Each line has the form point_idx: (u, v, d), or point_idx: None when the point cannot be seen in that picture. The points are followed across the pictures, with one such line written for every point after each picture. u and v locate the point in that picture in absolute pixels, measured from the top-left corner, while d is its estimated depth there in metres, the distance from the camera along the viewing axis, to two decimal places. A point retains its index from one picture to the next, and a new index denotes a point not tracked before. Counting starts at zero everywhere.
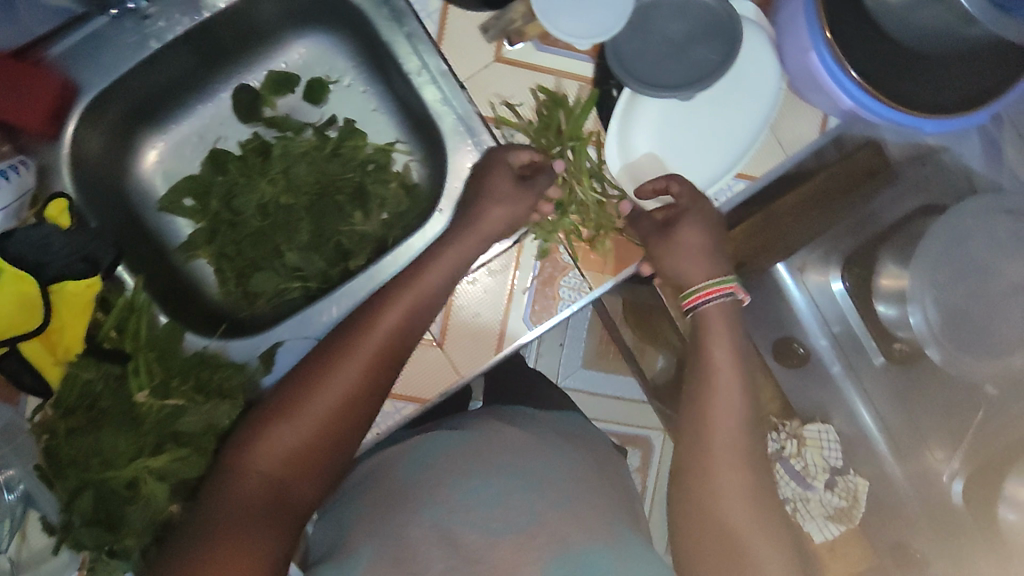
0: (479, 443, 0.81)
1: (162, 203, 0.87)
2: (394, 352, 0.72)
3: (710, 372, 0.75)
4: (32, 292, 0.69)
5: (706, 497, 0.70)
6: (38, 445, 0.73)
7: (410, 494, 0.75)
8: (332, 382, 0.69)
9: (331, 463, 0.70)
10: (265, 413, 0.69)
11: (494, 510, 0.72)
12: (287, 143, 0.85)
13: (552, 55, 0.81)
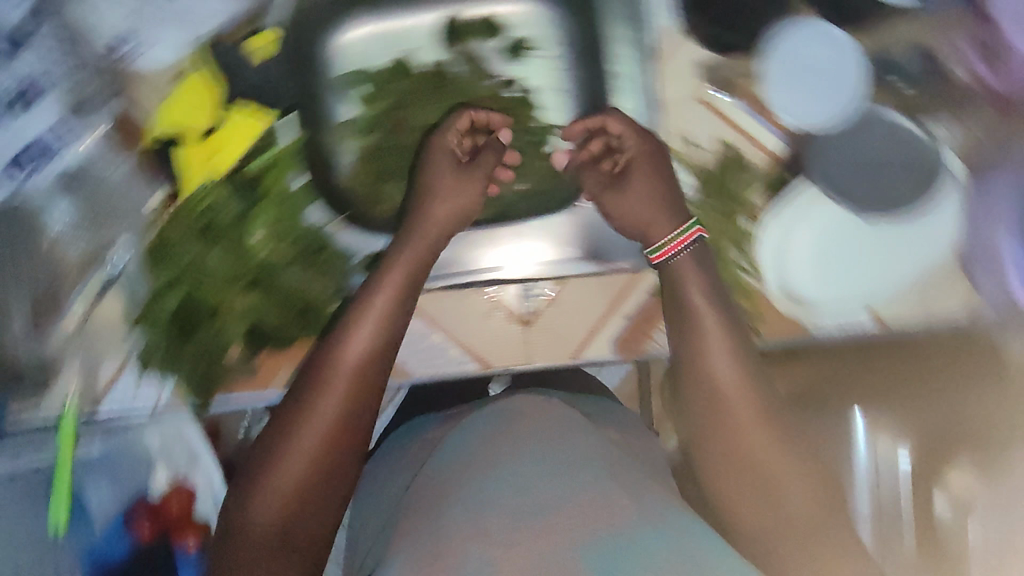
0: (496, 437, 0.67)
1: (331, 83, 0.85)
2: (372, 361, 0.64)
3: (690, 317, 0.66)
4: (213, 100, 0.79)
5: (756, 473, 0.60)
6: (150, 232, 0.77)
7: (442, 491, 0.62)
8: (317, 412, 0.61)
9: (331, 504, 0.60)
10: (257, 456, 0.61)
11: (505, 494, 0.58)
12: (464, 80, 0.84)
13: (747, 116, 0.78)
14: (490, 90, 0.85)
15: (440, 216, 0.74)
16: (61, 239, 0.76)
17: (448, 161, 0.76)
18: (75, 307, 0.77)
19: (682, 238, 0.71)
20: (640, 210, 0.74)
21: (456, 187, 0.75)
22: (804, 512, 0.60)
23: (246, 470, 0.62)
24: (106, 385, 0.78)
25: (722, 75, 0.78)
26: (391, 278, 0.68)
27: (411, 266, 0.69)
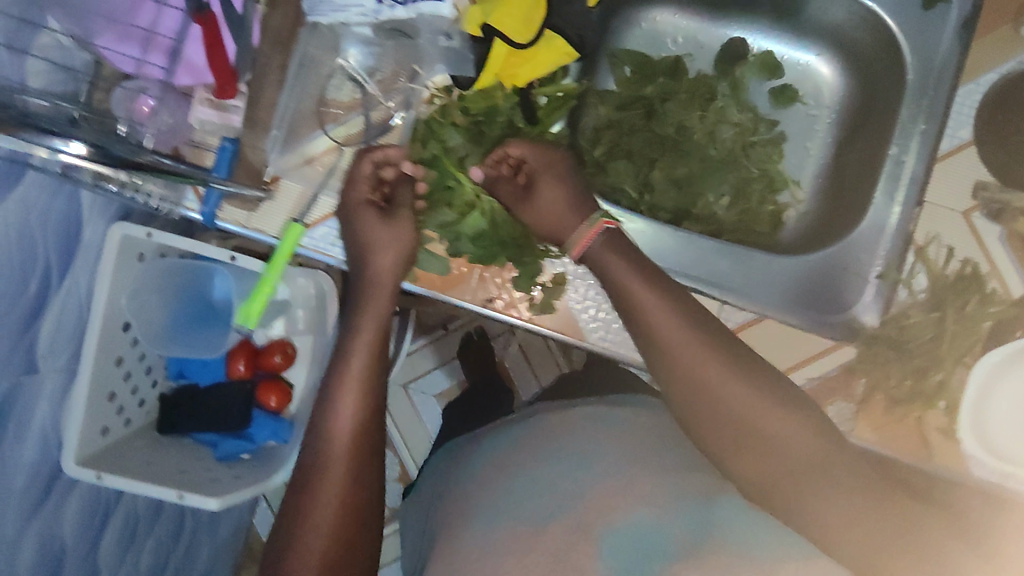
0: (509, 451, 0.78)
1: (612, 54, 0.92)
2: (367, 421, 0.72)
3: (630, 300, 0.70)
4: (537, 18, 0.74)
5: (749, 436, 0.64)
6: (427, 108, 0.81)
7: (470, 499, 0.74)
8: (322, 497, 0.67)
9: (364, 556, 0.68)
10: (274, 547, 0.66)
11: (552, 495, 0.68)
12: (729, 106, 0.90)
13: (1003, 252, 0.78)
14: (748, 120, 0.90)
15: (386, 266, 0.76)
16: (342, 78, 0.81)
17: (370, 212, 0.76)
18: (328, 135, 0.80)
19: (590, 228, 0.75)
20: (561, 212, 0.77)
21: (398, 235, 0.77)
22: (805, 455, 0.63)
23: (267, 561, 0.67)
24: (319, 218, 0.79)
25: (1000, 204, 0.77)
26: (356, 353, 0.74)
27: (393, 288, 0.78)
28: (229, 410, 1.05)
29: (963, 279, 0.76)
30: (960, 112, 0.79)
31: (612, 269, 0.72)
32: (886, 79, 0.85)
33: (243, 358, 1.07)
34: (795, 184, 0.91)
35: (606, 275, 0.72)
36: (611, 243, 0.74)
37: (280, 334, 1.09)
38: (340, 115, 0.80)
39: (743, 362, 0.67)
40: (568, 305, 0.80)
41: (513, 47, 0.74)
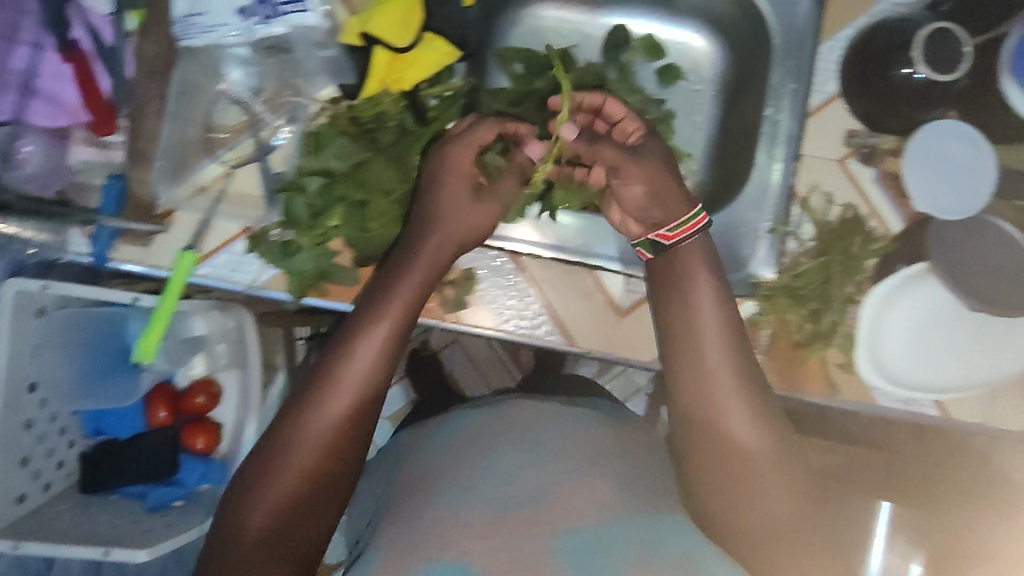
0: (469, 440, 0.81)
1: (503, 53, 0.94)
2: (374, 381, 0.71)
3: (691, 311, 0.75)
4: (415, 23, 0.75)
5: (742, 472, 0.69)
6: (314, 121, 0.79)
7: (426, 483, 0.76)
8: (315, 428, 0.68)
9: (331, 500, 0.69)
10: (261, 458, 0.69)
11: (496, 487, 0.72)
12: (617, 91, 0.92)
13: (880, 193, 0.83)
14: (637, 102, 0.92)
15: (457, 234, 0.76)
16: (225, 102, 0.79)
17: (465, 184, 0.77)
18: (219, 162, 0.78)
19: (695, 221, 0.79)
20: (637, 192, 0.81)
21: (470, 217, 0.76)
22: (779, 513, 0.68)
23: (245, 475, 0.70)
24: (218, 246, 0.78)
25: (870, 148, 0.83)
26: (384, 320, 0.72)
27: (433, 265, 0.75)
28: (155, 458, 1.03)
29: (846, 223, 0.81)
30: (825, 67, 0.84)
31: (692, 278, 0.77)
32: (759, 47, 0.90)
33: (162, 405, 1.04)
34: (687, 156, 0.94)
35: (691, 287, 0.76)
36: (705, 257, 0.78)
37: (201, 373, 1.05)
38: (230, 140, 0.79)
39: (781, 449, 0.70)
40: (480, 299, 0.84)
41: (395, 52, 0.75)
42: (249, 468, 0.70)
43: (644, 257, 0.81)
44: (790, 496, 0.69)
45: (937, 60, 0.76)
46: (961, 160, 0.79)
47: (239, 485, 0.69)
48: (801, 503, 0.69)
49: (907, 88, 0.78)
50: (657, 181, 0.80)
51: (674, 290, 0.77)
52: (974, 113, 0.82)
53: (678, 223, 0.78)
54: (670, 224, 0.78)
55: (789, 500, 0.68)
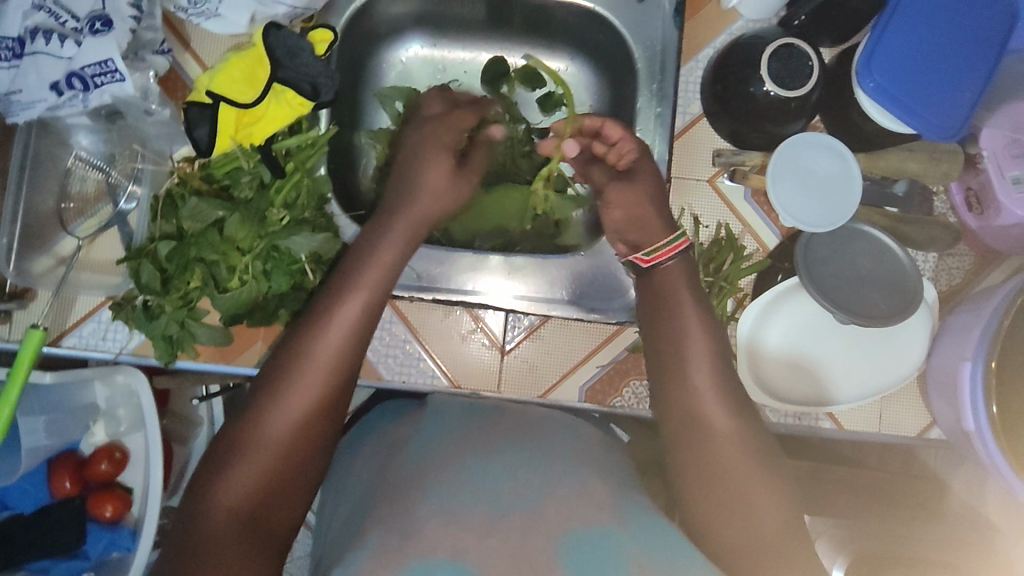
0: (456, 438, 0.71)
1: (378, 94, 0.91)
2: (353, 352, 0.66)
3: (668, 329, 0.73)
4: (262, 78, 0.75)
5: (731, 496, 0.63)
6: (168, 182, 0.78)
7: (409, 482, 0.65)
8: (290, 403, 0.63)
9: (306, 481, 0.64)
10: (230, 441, 0.62)
11: (501, 486, 0.63)
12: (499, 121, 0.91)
13: (751, 210, 0.83)
14: (517, 132, 0.92)
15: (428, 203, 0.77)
16: (81, 169, 0.78)
17: (446, 157, 0.80)
18: (74, 236, 0.78)
19: (670, 245, 0.77)
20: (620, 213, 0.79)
21: (450, 189, 0.80)
22: (773, 534, 0.62)
23: (212, 455, 0.63)
24: (82, 316, 0.77)
25: (735, 166, 0.83)
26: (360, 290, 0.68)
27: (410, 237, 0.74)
28: (63, 532, 0.96)
29: (716, 243, 0.81)
30: (686, 89, 0.85)
31: (676, 297, 0.75)
32: (626, 71, 0.89)
33: (67, 475, 0.97)
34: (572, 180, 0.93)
35: (672, 303, 0.75)
36: (680, 276, 0.77)
37: (106, 439, 1.00)
38: (86, 208, 0.78)
39: (760, 448, 0.66)
40: None
41: (240, 108, 0.75)
42: (214, 452, 0.62)
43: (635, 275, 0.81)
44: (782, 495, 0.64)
45: (787, 77, 0.76)
46: (825, 171, 0.79)
47: (205, 472, 0.62)
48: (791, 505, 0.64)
49: (764, 104, 0.78)
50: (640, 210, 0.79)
51: (660, 314, 0.75)
52: (836, 124, 0.83)
53: (652, 248, 0.78)
54: (645, 247, 0.78)
55: (777, 502, 0.63)
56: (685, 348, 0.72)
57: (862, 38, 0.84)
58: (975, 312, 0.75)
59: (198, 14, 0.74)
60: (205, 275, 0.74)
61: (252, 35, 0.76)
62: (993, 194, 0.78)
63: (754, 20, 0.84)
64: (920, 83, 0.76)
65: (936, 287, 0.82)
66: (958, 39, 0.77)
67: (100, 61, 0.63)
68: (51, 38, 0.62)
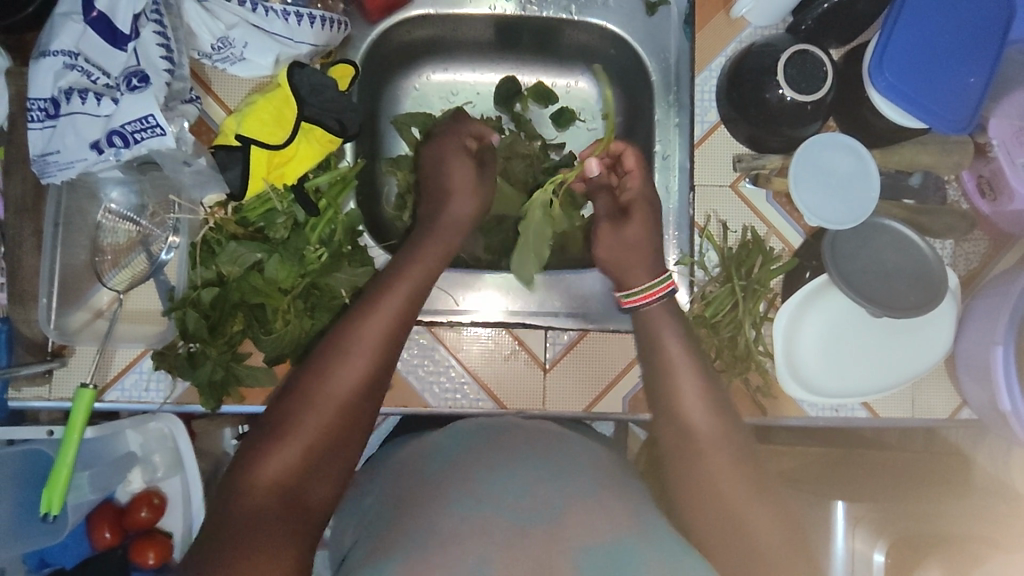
0: (473, 450, 0.70)
1: (396, 120, 0.91)
2: (393, 346, 0.67)
3: (660, 342, 0.75)
4: (291, 117, 0.75)
5: (720, 511, 0.63)
6: (201, 229, 0.77)
7: (435, 487, 0.65)
8: (333, 386, 0.64)
9: (341, 466, 0.63)
10: (269, 424, 0.63)
11: (522, 500, 0.61)
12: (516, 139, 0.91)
13: (774, 212, 0.86)
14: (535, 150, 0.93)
15: (455, 214, 0.79)
16: (113, 222, 0.78)
17: (466, 160, 0.82)
18: (109, 287, 0.77)
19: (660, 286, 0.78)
20: (649, 226, 0.81)
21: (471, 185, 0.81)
22: (771, 548, 0.62)
23: (250, 440, 0.63)
24: (123, 367, 0.76)
25: (757, 170, 0.85)
26: (400, 285, 0.70)
27: (443, 245, 0.76)
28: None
29: (744, 247, 0.83)
30: (703, 98, 0.87)
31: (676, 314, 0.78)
32: (640, 83, 0.90)
33: (107, 525, 0.94)
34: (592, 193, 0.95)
35: (650, 325, 0.77)
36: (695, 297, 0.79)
37: (143, 485, 0.96)
38: (119, 260, 0.78)
39: (746, 455, 0.68)
40: (403, 378, 0.84)
41: (271, 150, 0.75)
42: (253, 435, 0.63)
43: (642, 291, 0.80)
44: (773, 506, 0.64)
45: (801, 82, 0.78)
46: (844, 169, 0.82)
47: (242, 458, 0.61)
48: (783, 512, 0.65)
49: (781, 109, 0.79)
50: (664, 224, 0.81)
51: (647, 345, 0.76)
52: (850, 122, 0.85)
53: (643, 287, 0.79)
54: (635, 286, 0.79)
55: (774, 515, 0.64)
56: (674, 363, 0.74)
57: (869, 37, 0.86)
58: (999, 297, 0.79)
59: (223, 59, 0.75)
60: (250, 317, 0.75)
61: (277, 76, 0.76)
62: (1005, 181, 0.81)
63: (761, 27, 0.87)
64: (930, 78, 0.78)
65: (956, 273, 0.85)
66: (961, 35, 0.80)
67: (140, 117, 0.62)
68: (87, 96, 0.63)
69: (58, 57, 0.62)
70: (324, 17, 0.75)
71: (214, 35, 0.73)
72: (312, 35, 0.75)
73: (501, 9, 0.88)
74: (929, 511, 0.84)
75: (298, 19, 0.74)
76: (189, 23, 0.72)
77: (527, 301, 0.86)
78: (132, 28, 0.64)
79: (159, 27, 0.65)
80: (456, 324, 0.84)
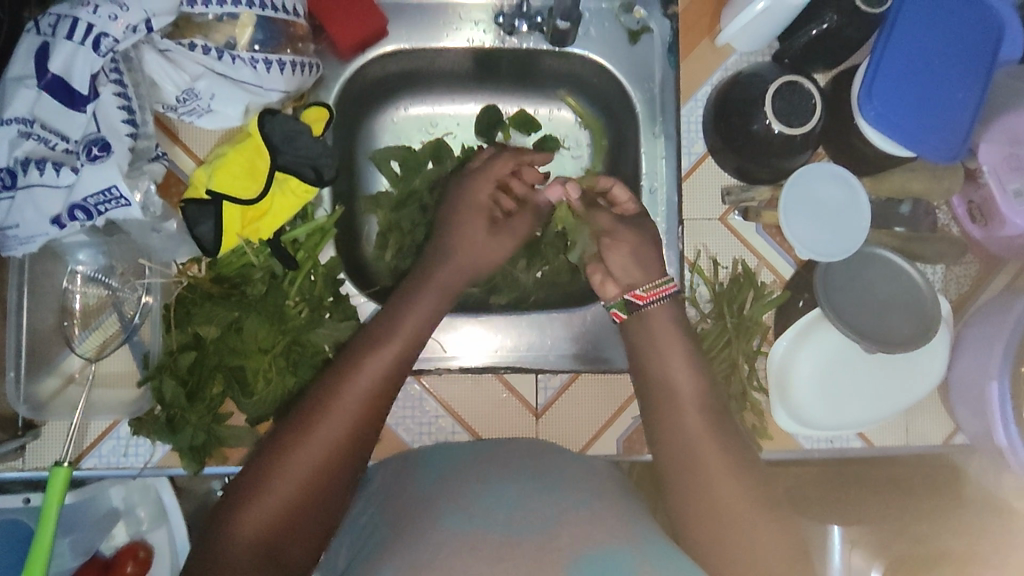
0: (464, 469, 0.68)
1: (373, 156, 0.88)
2: (381, 399, 0.64)
3: (656, 360, 0.75)
4: (264, 169, 0.72)
5: (720, 524, 0.62)
6: (176, 289, 0.75)
7: (430, 504, 0.63)
8: (317, 439, 0.60)
9: (322, 520, 0.60)
10: (251, 475, 0.59)
11: (512, 513, 0.59)
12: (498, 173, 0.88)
13: (765, 244, 0.84)
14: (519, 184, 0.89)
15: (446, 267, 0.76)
16: (79, 284, 0.75)
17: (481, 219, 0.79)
18: (78, 353, 0.74)
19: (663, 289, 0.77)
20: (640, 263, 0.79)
21: (486, 248, 0.79)
22: (776, 563, 0.61)
23: (234, 487, 0.60)
24: (100, 434, 0.74)
25: (745, 204, 0.83)
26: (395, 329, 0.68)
27: (433, 288, 0.74)
28: None
29: (736, 282, 0.82)
30: (689, 128, 0.85)
31: (670, 351, 0.74)
32: (624, 113, 0.88)
33: None
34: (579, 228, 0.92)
35: (649, 362, 0.75)
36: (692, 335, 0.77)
37: (126, 540, 0.90)
38: (89, 321, 0.75)
39: (744, 462, 0.67)
40: (391, 429, 0.82)
41: (244, 205, 0.72)
42: (231, 487, 0.60)
43: (618, 317, 0.80)
44: (768, 519, 0.63)
45: (790, 114, 0.76)
46: (833, 199, 0.80)
47: (225, 504, 0.59)
48: (778, 524, 0.63)
49: (769, 141, 0.77)
50: (653, 262, 0.79)
51: (649, 362, 0.75)
52: (838, 150, 0.84)
53: (649, 286, 0.77)
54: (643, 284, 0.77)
55: (771, 528, 0.63)
56: (673, 373, 0.74)
57: (856, 62, 0.84)
58: (993, 328, 0.79)
59: (189, 112, 0.71)
60: (229, 379, 0.72)
61: (247, 125, 0.73)
62: (996, 207, 0.79)
63: (747, 53, 0.85)
64: (919, 105, 0.77)
65: (947, 299, 0.85)
66: (949, 59, 0.78)
67: (103, 189, 0.61)
68: (45, 167, 0.60)
69: (13, 125, 0.59)
70: (295, 61, 0.73)
71: (178, 87, 0.69)
72: (282, 80, 0.73)
73: (479, 41, 0.85)
74: (926, 533, 0.76)
75: (267, 66, 0.71)
76: (151, 76, 0.68)
77: (516, 346, 0.84)
78: (91, 89, 0.61)
79: (118, 87, 0.63)
80: (443, 371, 0.82)
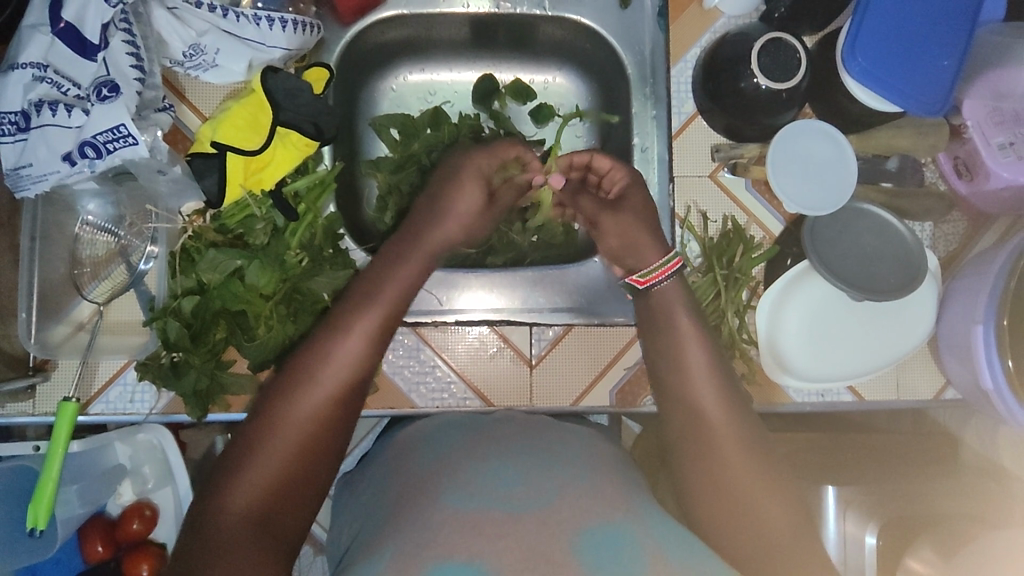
0: (464, 446, 0.67)
1: (373, 123, 0.90)
2: (368, 365, 0.65)
3: (673, 338, 0.73)
4: (267, 123, 0.75)
5: (725, 495, 0.62)
6: (180, 238, 0.78)
7: (428, 481, 0.63)
8: (302, 410, 0.60)
9: (315, 488, 0.60)
10: (239, 448, 0.59)
11: (515, 489, 0.58)
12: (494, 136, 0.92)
13: (755, 200, 0.86)
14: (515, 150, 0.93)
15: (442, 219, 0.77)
16: (91, 233, 0.79)
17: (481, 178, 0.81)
18: (91, 300, 0.77)
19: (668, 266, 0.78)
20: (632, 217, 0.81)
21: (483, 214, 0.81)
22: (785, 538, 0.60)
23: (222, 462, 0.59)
24: (109, 379, 0.76)
25: (735, 159, 0.85)
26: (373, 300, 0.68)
27: (418, 254, 0.74)
28: None
29: (725, 236, 0.84)
30: (679, 89, 0.88)
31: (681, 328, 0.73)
32: (616, 76, 0.90)
33: (99, 538, 0.91)
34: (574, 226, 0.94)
35: (659, 330, 0.75)
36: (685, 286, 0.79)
37: (134, 498, 0.93)
38: (100, 272, 0.79)
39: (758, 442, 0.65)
40: (388, 379, 0.84)
41: (248, 156, 0.74)
42: (219, 461, 0.60)
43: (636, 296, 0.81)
44: (779, 494, 0.62)
45: (776, 70, 0.78)
46: (822, 155, 0.82)
47: (213, 479, 0.58)
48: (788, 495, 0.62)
49: (758, 97, 0.79)
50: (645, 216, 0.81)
51: (660, 344, 0.74)
52: (824, 109, 0.86)
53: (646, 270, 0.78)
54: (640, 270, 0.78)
55: (782, 501, 0.62)
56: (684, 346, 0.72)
57: (841, 23, 0.87)
58: (977, 278, 0.80)
59: (196, 66, 0.75)
60: (232, 325, 0.74)
61: (251, 81, 0.76)
62: (981, 161, 0.81)
63: (734, 16, 0.87)
64: (903, 60, 0.79)
65: (935, 255, 0.86)
66: (932, 17, 0.80)
67: (111, 127, 0.63)
68: (57, 108, 0.63)
69: (27, 70, 0.62)
70: (297, 20, 0.75)
71: (185, 42, 0.73)
72: (284, 37, 0.75)
73: (476, 7, 0.88)
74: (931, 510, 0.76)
75: (269, 23, 0.74)
76: (159, 32, 0.71)
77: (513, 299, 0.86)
78: (101, 38, 0.64)
79: (128, 36, 0.66)
80: (440, 323, 0.85)
